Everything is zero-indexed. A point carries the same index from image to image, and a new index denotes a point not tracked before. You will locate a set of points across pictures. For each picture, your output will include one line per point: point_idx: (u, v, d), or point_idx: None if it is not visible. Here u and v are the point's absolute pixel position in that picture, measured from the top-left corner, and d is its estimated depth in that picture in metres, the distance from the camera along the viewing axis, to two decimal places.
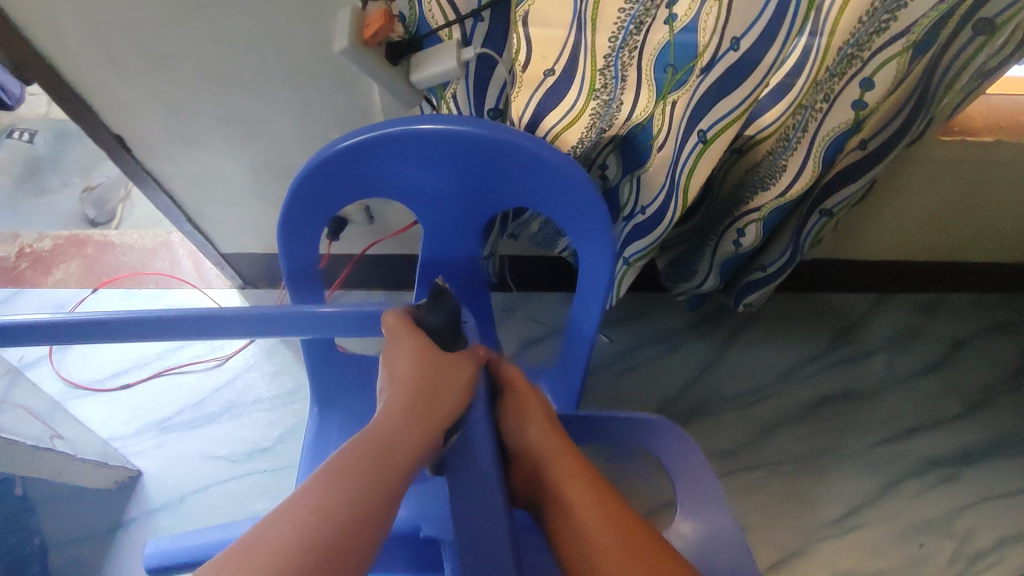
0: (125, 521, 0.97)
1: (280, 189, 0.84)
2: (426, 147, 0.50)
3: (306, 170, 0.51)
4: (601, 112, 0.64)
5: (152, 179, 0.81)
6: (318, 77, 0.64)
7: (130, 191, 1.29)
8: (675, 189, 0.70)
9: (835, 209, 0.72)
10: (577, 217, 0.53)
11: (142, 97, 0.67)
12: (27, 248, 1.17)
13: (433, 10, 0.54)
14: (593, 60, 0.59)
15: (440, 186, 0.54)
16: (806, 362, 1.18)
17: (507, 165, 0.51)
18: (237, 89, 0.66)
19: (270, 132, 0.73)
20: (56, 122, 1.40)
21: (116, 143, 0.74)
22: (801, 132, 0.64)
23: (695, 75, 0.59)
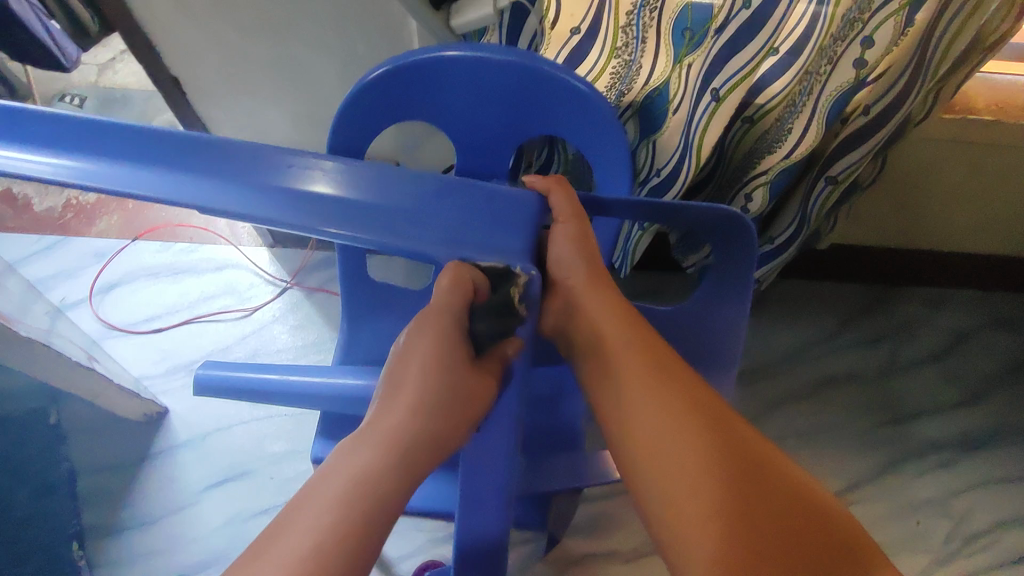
0: (151, 454, 1.02)
1: (319, 142, 0.90)
2: (473, 69, 0.61)
3: (366, 79, 0.60)
4: (621, 73, 0.69)
5: (202, 125, 0.87)
6: (366, 26, 0.70)
7: None
8: (689, 147, 0.75)
9: (840, 176, 0.75)
10: (595, 134, 0.64)
11: (204, 39, 0.74)
12: (73, 200, 1.25)
13: None
14: (616, 17, 0.64)
15: (479, 107, 0.65)
16: (811, 345, 1.15)
17: (538, 88, 0.62)
18: (290, 36, 0.73)
19: (315, 82, 0.79)
20: (104, 90, 1.45)
21: (174, 86, 0.81)
22: (806, 96, 0.69)
23: (710, 37, 0.64)
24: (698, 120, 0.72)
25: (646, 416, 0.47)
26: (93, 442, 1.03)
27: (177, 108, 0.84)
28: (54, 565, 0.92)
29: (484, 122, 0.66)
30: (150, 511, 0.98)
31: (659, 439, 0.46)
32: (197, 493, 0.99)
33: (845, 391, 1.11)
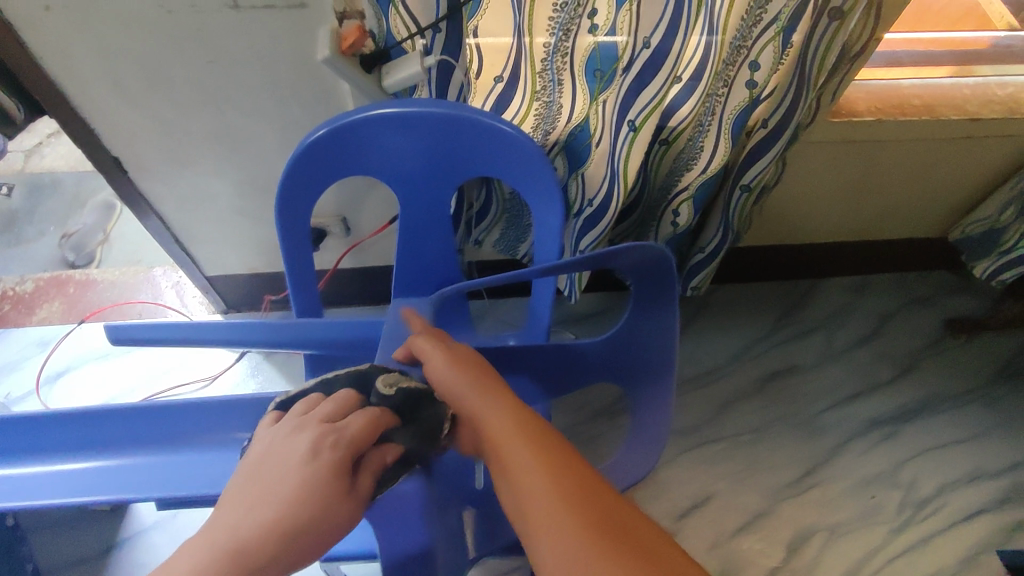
0: (116, 542, 0.99)
1: (263, 205, 0.92)
2: (403, 122, 0.65)
3: (302, 146, 0.64)
4: (544, 113, 0.76)
5: (145, 200, 0.88)
6: (299, 90, 0.74)
7: (108, 234, 1.33)
8: (616, 176, 0.79)
9: (753, 183, 0.84)
10: (524, 168, 0.68)
11: (140, 117, 0.76)
12: (10, 290, 1.21)
13: (398, 25, 0.64)
14: (532, 64, 0.70)
15: (411, 155, 0.69)
16: (755, 343, 1.23)
17: (466, 134, 0.67)
18: (226, 107, 0.75)
19: (256, 147, 0.82)
20: (31, 175, 1.43)
21: (114, 165, 0.82)
22: (710, 118, 0.77)
23: (619, 75, 0.71)
24: (618, 150, 0.76)
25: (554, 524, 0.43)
26: (54, 540, 0.99)
27: (119, 186, 0.85)
28: None
29: (421, 175, 0.71)
30: None
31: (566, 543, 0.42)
32: None
33: (792, 382, 1.18)
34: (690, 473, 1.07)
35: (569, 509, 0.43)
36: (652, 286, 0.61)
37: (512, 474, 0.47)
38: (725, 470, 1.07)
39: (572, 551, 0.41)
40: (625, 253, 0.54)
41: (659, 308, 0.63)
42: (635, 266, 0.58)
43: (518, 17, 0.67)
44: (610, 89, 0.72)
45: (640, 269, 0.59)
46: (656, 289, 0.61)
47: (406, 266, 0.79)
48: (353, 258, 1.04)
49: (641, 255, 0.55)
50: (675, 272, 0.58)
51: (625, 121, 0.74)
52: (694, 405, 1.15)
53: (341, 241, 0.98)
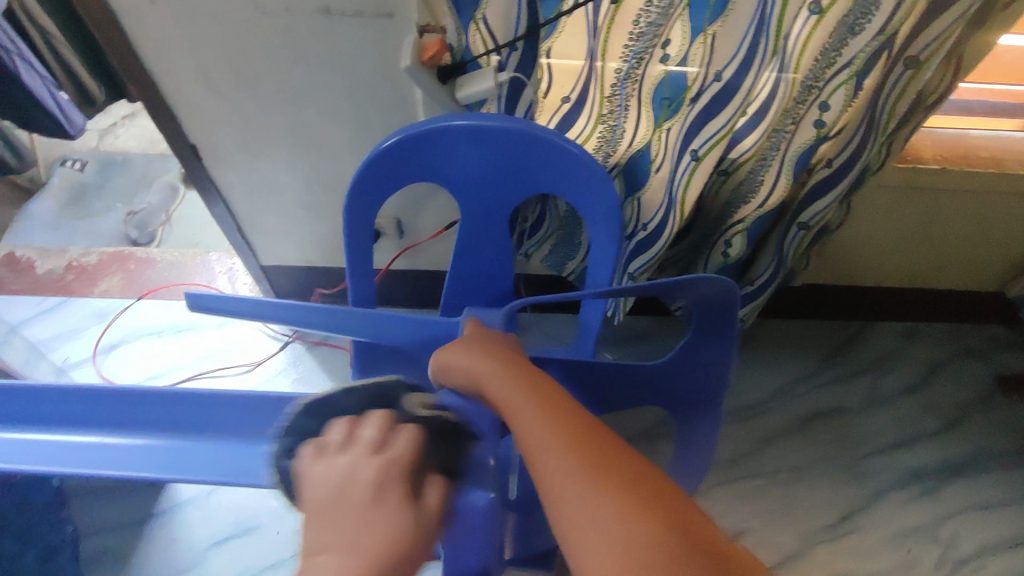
0: (155, 513, 1.02)
1: (324, 200, 0.95)
2: (472, 135, 0.67)
3: (375, 153, 0.67)
4: (608, 137, 0.76)
5: (216, 187, 0.92)
6: (374, 94, 0.77)
7: (169, 216, 1.39)
8: (673, 202, 0.80)
9: (811, 222, 0.84)
10: (585, 186, 0.69)
11: (222, 108, 0.79)
12: (75, 261, 1.27)
13: (476, 41, 0.66)
14: (602, 88, 0.72)
15: (479, 168, 0.71)
16: (796, 382, 1.21)
17: (533, 152, 0.68)
18: (303, 104, 0.79)
19: (325, 145, 0.85)
20: (103, 154, 1.50)
21: (191, 152, 0.86)
22: (775, 152, 0.76)
23: (686, 104, 0.72)
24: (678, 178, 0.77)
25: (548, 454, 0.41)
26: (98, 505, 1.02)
27: (193, 171, 0.89)
28: None
29: (486, 186, 0.73)
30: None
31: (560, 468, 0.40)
32: (202, 553, 0.99)
33: (831, 425, 1.16)
34: (721, 506, 1.05)
35: (579, 466, 0.40)
36: (710, 319, 0.61)
37: (524, 440, 0.44)
38: (757, 508, 1.06)
39: (565, 474, 0.40)
40: (697, 284, 0.54)
41: (711, 338, 0.63)
42: (703, 298, 0.58)
43: (592, 42, 0.68)
44: (675, 117, 0.73)
45: (703, 303, 0.59)
46: (716, 323, 0.61)
47: (461, 273, 0.81)
48: (404, 261, 1.06)
49: (711, 288, 0.55)
50: (737, 305, 0.58)
51: (689, 150, 0.74)
52: (729, 438, 1.13)
53: (395, 243, 1.01)
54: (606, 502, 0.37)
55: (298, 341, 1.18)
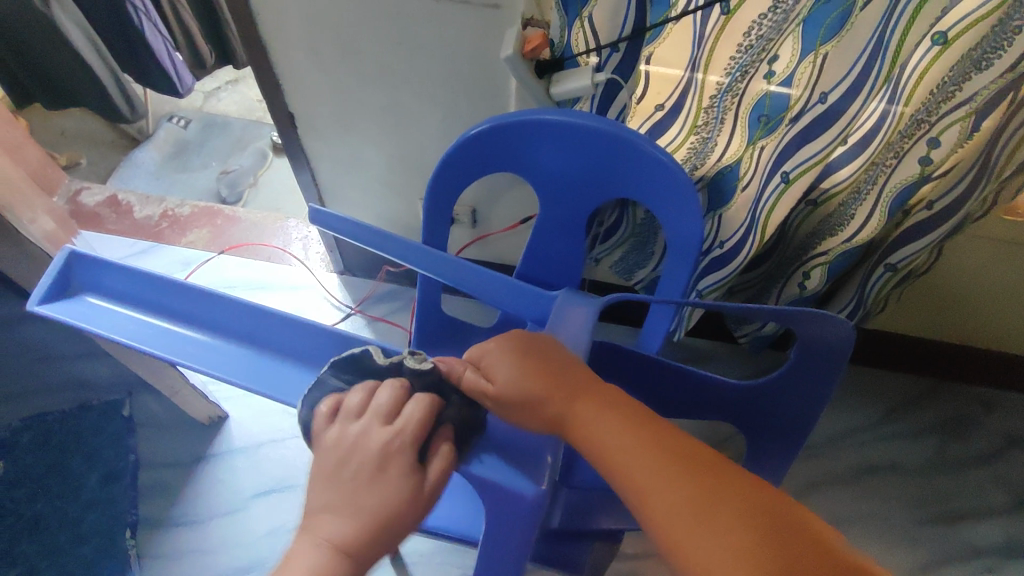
0: (207, 455, 1.08)
1: (406, 180, 0.98)
2: (560, 132, 0.68)
3: (463, 139, 0.68)
4: (698, 149, 0.76)
5: (307, 155, 0.96)
6: (470, 83, 0.78)
7: (257, 179, 1.45)
8: (755, 225, 0.77)
9: (899, 264, 0.80)
10: (668, 195, 0.68)
11: (325, 81, 0.83)
12: (169, 210, 1.35)
13: (579, 39, 0.67)
14: (699, 100, 0.70)
15: (563, 164, 0.71)
16: (857, 431, 1.15)
17: (619, 155, 0.68)
18: (400, 86, 0.81)
19: (415, 127, 0.87)
20: (206, 114, 1.59)
21: (290, 120, 0.90)
22: (871, 186, 0.73)
23: (784, 124, 0.69)
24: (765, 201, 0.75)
25: (661, 497, 0.42)
26: (159, 439, 1.08)
27: (289, 138, 0.94)
28: (109, 551, 0.98)
29: (571, 187, 0.73)
30: (199, 512, 1.02)
31: (680, 514, 0.41)
32: (245, 499, 1.04)
33: (890, 482, 1.09)
34: None
35: (704, 509, 0.40)
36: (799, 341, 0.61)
37: (627, 481, 0.44)
38: None
39: (691, 522, 0.40)
40: (799, 315, 0.55)
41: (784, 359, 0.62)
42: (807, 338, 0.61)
43: (695, 51, 0.67)
44: (772, 134, 0.71)
45: (812, 343, 0.61)
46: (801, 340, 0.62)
47: (531, 267, 0.82)
48: (474, 249, 1.08)
49: (809, 319, 0.56)
50: (837, 325, 0.56)
51: (780, 173, 0.73)
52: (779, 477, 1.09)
53: (467, 231, 1.02)
54: (747, 547, 0.38)
55: (361, 313, 1.22)
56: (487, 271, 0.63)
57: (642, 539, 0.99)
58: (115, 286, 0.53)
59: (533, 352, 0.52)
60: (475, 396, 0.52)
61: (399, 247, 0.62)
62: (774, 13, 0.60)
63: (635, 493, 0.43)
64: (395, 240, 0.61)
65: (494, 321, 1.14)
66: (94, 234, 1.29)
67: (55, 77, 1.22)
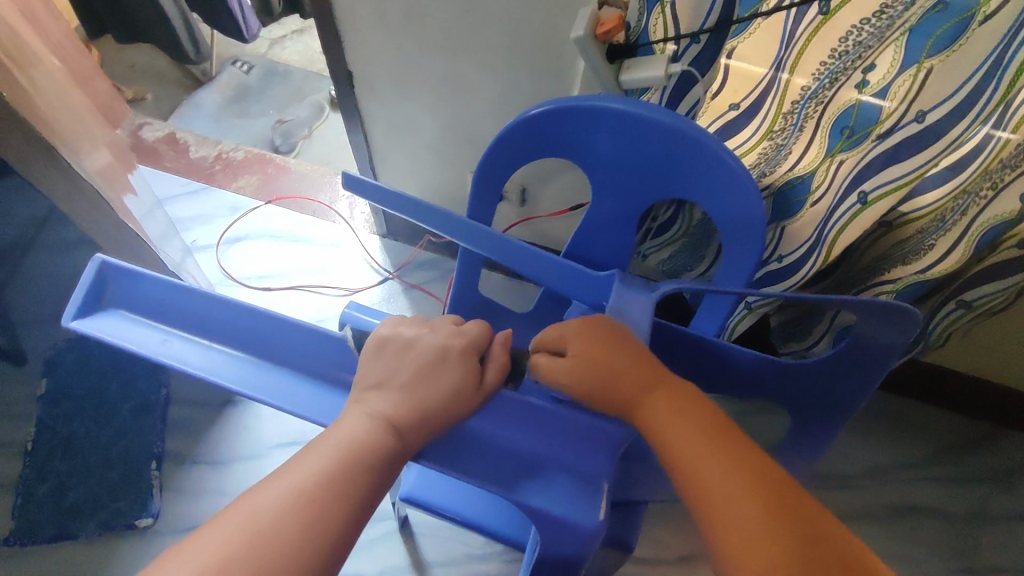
0: (234, 399, 1.10)
1: (457, 152, 0.95)
2: (622, 122, 0.63)
3: (520, 119, 0.65)
4: (770, 155, 0.71)
5: (361, 115, 0.94)
6: (536, 59, 0.74)
7: (312, 132, 1.45)
8: (821, 242, 0.72)
9: (974, 302, 0.74)
10: (732, 203, 0.64)
11: (386, 42, 0.80)
12: (223, 154, 1.36)
13: (658, 25, 0.63)
14: (780, 104, 0.65)
15: (621, 156, 0.67)
16: (896, 467, 1.09)
17: (683, 154, 0.63)
18: (463, 55, 0.78)
19: (473, 99, 0.84)
20: (269, 61, 1.59)
21: (347, 78, 0.88)
22: (959, 214, 0.66)
23: (870, 140, 0.63)
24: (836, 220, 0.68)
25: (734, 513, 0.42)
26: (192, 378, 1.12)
27: (345, 96, 0.92)
28: (135, 478, 1.02)
29: (627, 179, 0.69)
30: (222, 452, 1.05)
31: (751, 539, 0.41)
32: (268, 448, 1.07)
33: (925, 525, 1.03)
34: None
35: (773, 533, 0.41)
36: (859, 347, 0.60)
37: (699, 486, 0.44)
38: None
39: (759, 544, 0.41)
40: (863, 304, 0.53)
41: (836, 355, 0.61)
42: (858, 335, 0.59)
43: (783, 50, 0.62)
44: (853, 150, 0.65)
45: (866, 343, 0.60)
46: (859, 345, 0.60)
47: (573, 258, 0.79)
48: (518, 229, 1.05)
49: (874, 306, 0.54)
50: (911, 320, 0.54)
51: (856, 194, 0.66)
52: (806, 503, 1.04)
53: (514, 210, 1.00)
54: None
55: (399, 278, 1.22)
56: (547, 253, 0.60)
57: (655, 545, 0.96)
58: (146, 296, 0.49)
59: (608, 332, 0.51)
60: (557, 374, 0.51)
61: (437, 218, 0.58)
62: (878, 18, 0.55)
63: (702, 498, 0.43)
64: (436, 209, 0.58)
65: (529, 304, 1.11)
66: (151, 170, 1.32)
67: (129, 13, 1.24)
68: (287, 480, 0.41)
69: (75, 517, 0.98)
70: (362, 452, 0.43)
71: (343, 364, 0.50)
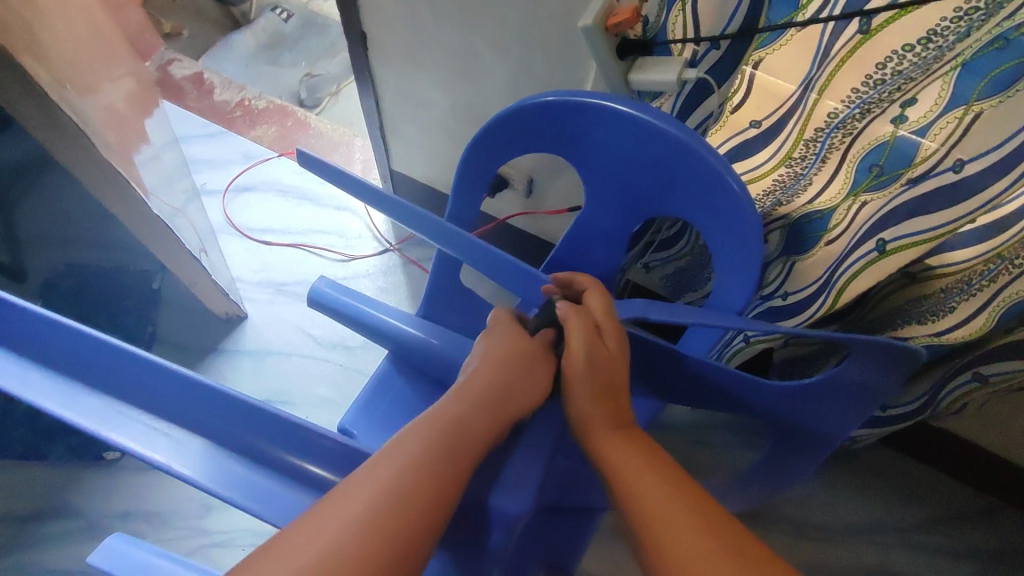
0: (216, 348, 1.10)
1: (465, 131, 0.91)
2: (624, 125, 0.58)
3: (514, 108, 0.59)
4: (785, 184, 0.64)
5: (371, 79, 0.91)
6: (550, 45, 0.69)
7: (339, 89, 1.42)
8: (829, 286, 0.66)
9: (993, 377, 0.68)
10: (734, 231, 0.58)
11: (398, 6, 0.76)
12: (246, 101, 1.35)
13: (676, 25, 0.58)
14: (802, 128, 0.58)
15: (620, 160, 0.61)
16: (883, 530, 1.02)
17: (689, 171, 0.57)
18: (475, 30, 0.73)
19: (483, 79, 0.79)
20: (310, 11, 1.55)
21: (359, 39, 0.84)
22: (987, 280, 0.59)
23: (898, 183, 0.56)
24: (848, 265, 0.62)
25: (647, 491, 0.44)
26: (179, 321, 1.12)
27: (357, 58, 0.88)
28: None
29: (619, 191, 0.64)
30: None
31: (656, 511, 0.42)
32: None
33: None
34: None
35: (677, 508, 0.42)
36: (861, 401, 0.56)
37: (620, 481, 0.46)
38: None
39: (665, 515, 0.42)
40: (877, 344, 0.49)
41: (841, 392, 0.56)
42: (838, 375, 0.55)
43: (813, 70, 0.55)
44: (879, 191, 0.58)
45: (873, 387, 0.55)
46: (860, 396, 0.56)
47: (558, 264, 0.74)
48: (522, 220, 1.00)
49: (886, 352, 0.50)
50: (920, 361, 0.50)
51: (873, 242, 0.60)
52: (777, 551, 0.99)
53: (519, 199, 0.95)
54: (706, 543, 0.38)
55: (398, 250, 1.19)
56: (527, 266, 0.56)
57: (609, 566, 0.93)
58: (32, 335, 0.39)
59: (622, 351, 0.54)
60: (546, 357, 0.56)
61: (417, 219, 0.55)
62: (924, 47, 0.48)
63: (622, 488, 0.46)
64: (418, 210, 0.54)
65: None
66: (173, 107, 1.31)
67: None
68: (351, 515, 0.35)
69: (47, 440, 0.99)
70: (414, 465, 0.39)
71: (270, 435, 0.40)
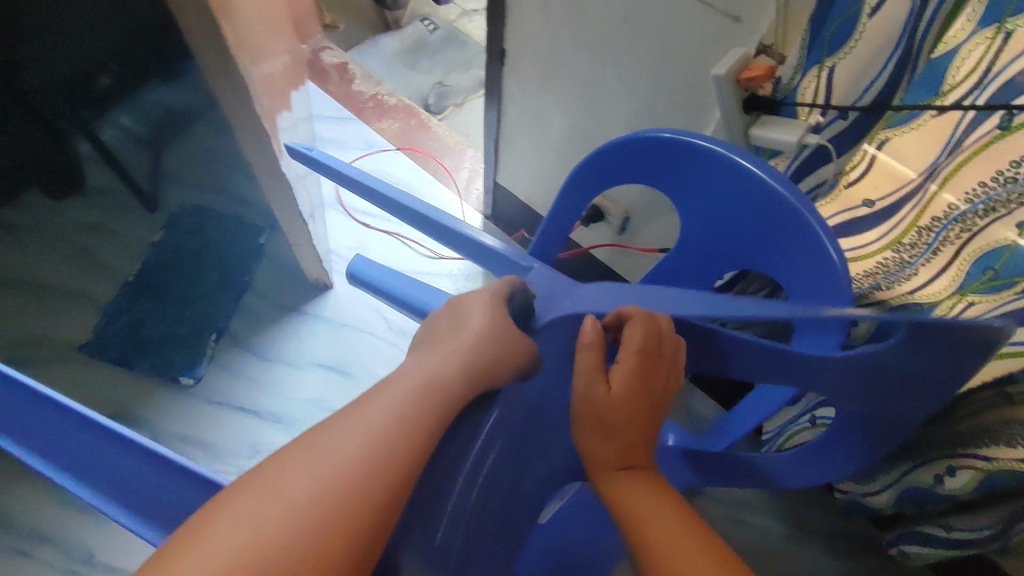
0: (300, 309, 1.20)
1: (575, 158, 0.94)
2: (734, 178, 0.59)
3: (629, 138, 0.61)
4: (888, 269, 0.62)
5: (501, 93, 0.97)
6: (679, 90, 0.72)
7: (464, 102, 1.50)
8: None
9: None
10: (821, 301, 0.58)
11: (542, 31, 0.82)
12: (379, 94, 1.46)
13: (808, 89, 0.58)
14: (918, 215, 0.56)
15: (718, 209, 0.63)
16: None
17: (786, 228, 0.57)
18: (609, 64, 0.77)
19: (605, 111, 0.83)
20: (454, 27, 1.67)
21: (499, 54, 0.91)
22: None
23: (1013, 290, 0.53)
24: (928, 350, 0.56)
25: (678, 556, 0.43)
26: (274, 276, 1.23)
27: (492, 72, 0.95)
28: (196, 340, 1.14)
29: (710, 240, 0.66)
30: (271, 350, 1.15)
31: None
32: (307, 363, 1.13)
33: None
34: None
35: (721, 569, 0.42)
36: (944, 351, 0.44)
37: (643, 542, 0.45)
38: None
39: None
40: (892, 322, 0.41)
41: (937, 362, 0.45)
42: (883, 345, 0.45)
43: (941, 159, 0.53)
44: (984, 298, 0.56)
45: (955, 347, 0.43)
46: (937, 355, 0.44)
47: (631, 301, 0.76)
48: (609, 254, 1.02)
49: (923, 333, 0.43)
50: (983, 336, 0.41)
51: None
52: None
53: (611, 233, 0.98)
54: None
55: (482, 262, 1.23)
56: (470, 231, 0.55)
57: None
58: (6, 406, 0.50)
59: (675, 354, 0.48)
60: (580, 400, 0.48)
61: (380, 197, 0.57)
62: None
63: (646, 550, 0.45)
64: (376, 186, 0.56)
65: None
66: (316, 87, 1.44)
67: None
68: (284, 487, 0.36)
69: (139, 353, 1.12)
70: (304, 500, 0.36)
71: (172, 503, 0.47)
